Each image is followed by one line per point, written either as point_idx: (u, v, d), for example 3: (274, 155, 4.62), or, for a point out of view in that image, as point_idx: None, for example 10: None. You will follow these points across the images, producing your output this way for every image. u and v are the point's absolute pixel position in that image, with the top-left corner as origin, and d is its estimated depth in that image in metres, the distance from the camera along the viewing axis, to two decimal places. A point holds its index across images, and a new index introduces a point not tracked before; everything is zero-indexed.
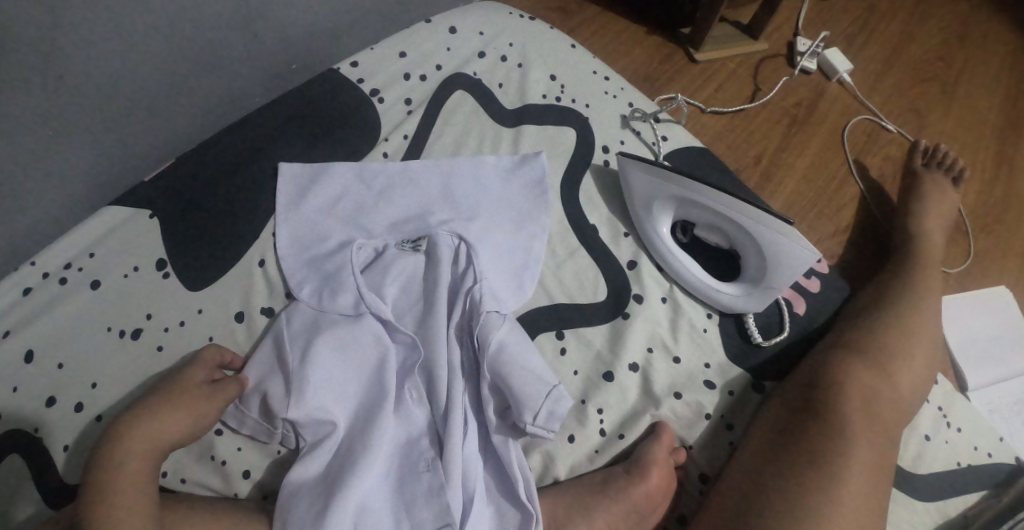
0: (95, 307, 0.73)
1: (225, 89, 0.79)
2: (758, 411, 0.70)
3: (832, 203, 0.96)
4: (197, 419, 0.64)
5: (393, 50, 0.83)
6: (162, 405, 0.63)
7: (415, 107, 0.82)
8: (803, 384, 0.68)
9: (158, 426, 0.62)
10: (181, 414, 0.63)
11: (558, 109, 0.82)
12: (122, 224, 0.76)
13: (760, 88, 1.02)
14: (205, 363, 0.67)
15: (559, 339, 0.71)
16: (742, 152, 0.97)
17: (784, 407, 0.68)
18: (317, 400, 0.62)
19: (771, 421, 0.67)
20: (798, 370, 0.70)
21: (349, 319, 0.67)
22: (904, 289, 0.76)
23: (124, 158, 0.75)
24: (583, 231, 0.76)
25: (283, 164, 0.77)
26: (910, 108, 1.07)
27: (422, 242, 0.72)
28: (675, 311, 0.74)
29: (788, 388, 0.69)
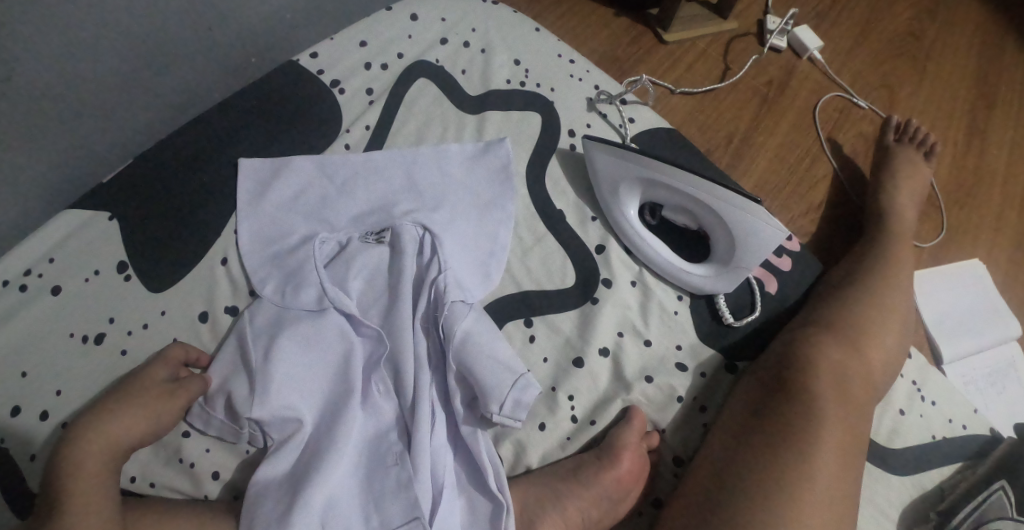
0: (57, 313, 0.71)
1: (182, 85, 0.77)
2: (731, 392, 0.69)
3: (804, 181, 0.95)
4: (157, 418, 0.64)
5: (353, 40, 0.82)
6: (122, 406, 0.62)
7: (376, 97, 0.80)
8: (774, 364, 0.67)
9: (117, 428, 0.61)
10: (141, 415, 0.63)
11: (523, 94, 0.81)
12: (81, 228, 0.74)
13: (730, 68, 1.01)
14: (167, 361, 0.66)
15: (528, 327, 0.70)
16: (712, 133, 0.96)
17: (755, 387, 0.67)
18: (281, 397, 0.61)
19: (743, 401, 0.67)
20: (770, 349, 0.70)
21: (313, 314, 0.66)
22: (875, 264, 0.75)
23: (81, 160, 0.74)
24: (551, 217, 0.75)
25: (243, 159, 0.76)
26: (880, 84, 1.07)
27: (386, 234, 0.71)
28: (645, 294, 0.73)
29: (759, 368, 0.68)
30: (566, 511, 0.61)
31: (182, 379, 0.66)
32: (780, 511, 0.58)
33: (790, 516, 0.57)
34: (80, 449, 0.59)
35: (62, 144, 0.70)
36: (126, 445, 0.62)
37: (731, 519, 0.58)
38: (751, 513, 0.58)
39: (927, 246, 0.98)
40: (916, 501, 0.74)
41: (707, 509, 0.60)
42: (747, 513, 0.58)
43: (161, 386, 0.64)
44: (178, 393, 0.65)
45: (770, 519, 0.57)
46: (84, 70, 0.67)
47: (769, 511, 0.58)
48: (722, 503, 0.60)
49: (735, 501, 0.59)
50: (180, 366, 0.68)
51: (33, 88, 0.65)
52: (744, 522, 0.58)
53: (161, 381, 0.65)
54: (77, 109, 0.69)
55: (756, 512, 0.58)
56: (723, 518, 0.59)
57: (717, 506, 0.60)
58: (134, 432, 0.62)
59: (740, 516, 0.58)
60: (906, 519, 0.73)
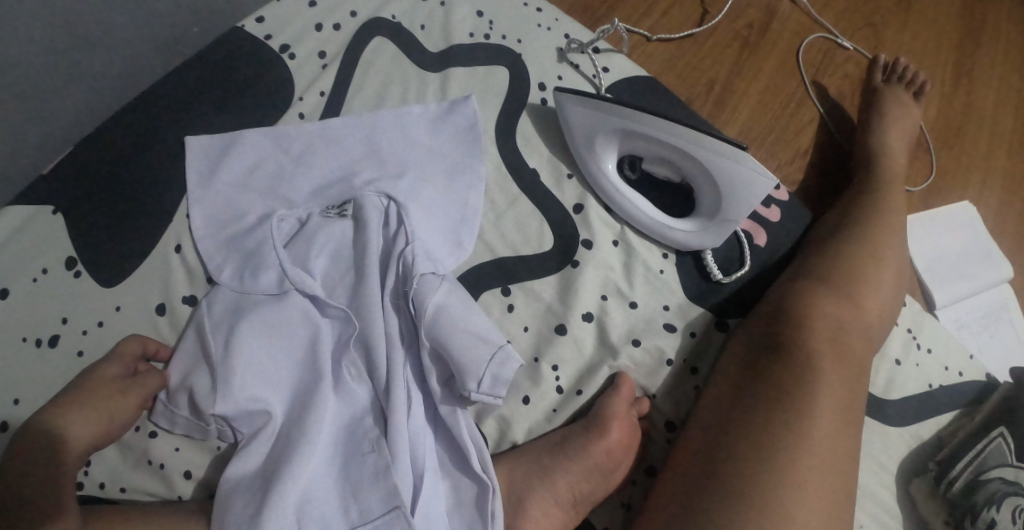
0: (6, 316, 0.67)
1: (119, 62, 0.71)
2: (722, 353, 0.66)
3: (789, 126, 0.91)
4: (112, 418, 0.60)
5: (301, 1, 0.76)
6: (75, 408, 0.59)
7: (330, 60, 0.74)
8: (766, 320, 0.64)
9: (72, 431, 0.58)
10: (95, 416, 0.59)
11: (487, 48, 0.75)
12: (24, 225, 0.70)
13: (709, 11, 0.96)
14: (121, 357, 0.62)
15: (505, 296, 0.66)
16: (691, 82, 0.92)
17: (747, 346, 0.64)
18: (246, 387, 0.57)
19: (735, 361, 0.63)
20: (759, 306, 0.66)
21: (273, 297, 0.61)
22: (868, 211, 0.72)
23: (18, 148, 0.68)
24: (524, 178, 0.70)
25: (191, 137, 0.71)
26: (864, 23, 1.02)
27: (348, 206, 0.66)
28: (628, 253, 0.69)
29: (750, 326, 0.65)
30: (556, 487, 0.58)
31: (140, 374, 0.62)
32: (781, 473, 0.55)
33: (792, 476, 0.55)
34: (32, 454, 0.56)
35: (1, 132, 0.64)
36: (78, 447, 0.59)
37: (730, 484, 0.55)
38: (752, 478, 0.55)
39: (919, 190, 0.95)
40: (914, 451, 0.72)
41: (704, 476, 0.57)
42: (746, 477, 0.55)
43: (115, 383, 0.60)
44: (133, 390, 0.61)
45: (773, 482, 0.54)
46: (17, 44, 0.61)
47: (771, 474, 0.55)
48: (719, 469, 0.57)
49: (733, 467, 0.56)
50: (138, 359, 0.64)
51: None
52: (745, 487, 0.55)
53: (115, 378, 0.61)
54: (15, 89, 0.63)
55: (757, 476, 0.55)
56: (722, 484, 0.56)
57: (714, 472, 0.57)
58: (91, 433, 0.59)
59: (741, 481, 0.55)
60: (905, 471, 0.71)
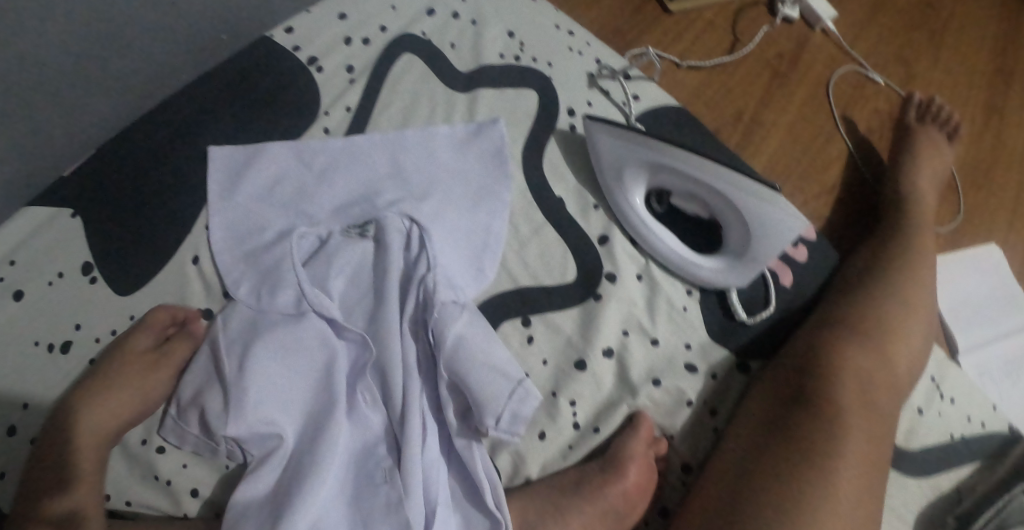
0: (21, 319, 0.67)
1: (145, 67, 0.70)
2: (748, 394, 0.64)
3: (817, 161, 0.90)
4: (145, 388, 0.63)
5: (331, 13, 0.76)
6: (112, 378, 0.62)
7: (357, 75, 0.73)
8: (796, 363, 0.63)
9: (107, 402, 0.61)
10: (129, 386, 0.62)
11: (518, 69, 0.74)
12: (43, 226, 0.69)
13: (740, 39, 0.95)
14: (150, 326, 0.64)
15: (525, 327, 0.65)
16: (721, 110, 0.90)
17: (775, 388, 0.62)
18: (261, 412, 0.56)
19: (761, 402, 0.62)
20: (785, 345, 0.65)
21: (291, 318, 0.61)
22: (899, 256, 0.71)
23: (41, 149, 0.67)
24: (550, 206, 0.69)
25: (214, 147, 0.70)
26: (896, 57, 1.01)
27: (370, 226, 0.65)
28: (652, 289, 0.68)
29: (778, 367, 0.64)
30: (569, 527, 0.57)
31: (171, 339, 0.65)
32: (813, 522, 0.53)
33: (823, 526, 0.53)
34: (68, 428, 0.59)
35: (24, 133, 0.64)
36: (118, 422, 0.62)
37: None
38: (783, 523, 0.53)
39: (948, 231, 0.93)
40: (933, 504, 0.71)
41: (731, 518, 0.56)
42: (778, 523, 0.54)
43: (147, 353, 0.63)
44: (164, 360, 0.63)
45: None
46: (47, 46, 0.60)
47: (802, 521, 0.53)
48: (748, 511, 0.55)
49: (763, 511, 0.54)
50: (168, 326, 0.66)
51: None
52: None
53: (146, 348, 0.63)
54: (41, 91, 0.62)
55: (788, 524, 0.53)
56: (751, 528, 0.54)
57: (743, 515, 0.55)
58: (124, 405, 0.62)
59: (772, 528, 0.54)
60: (923, 524, 0.70)
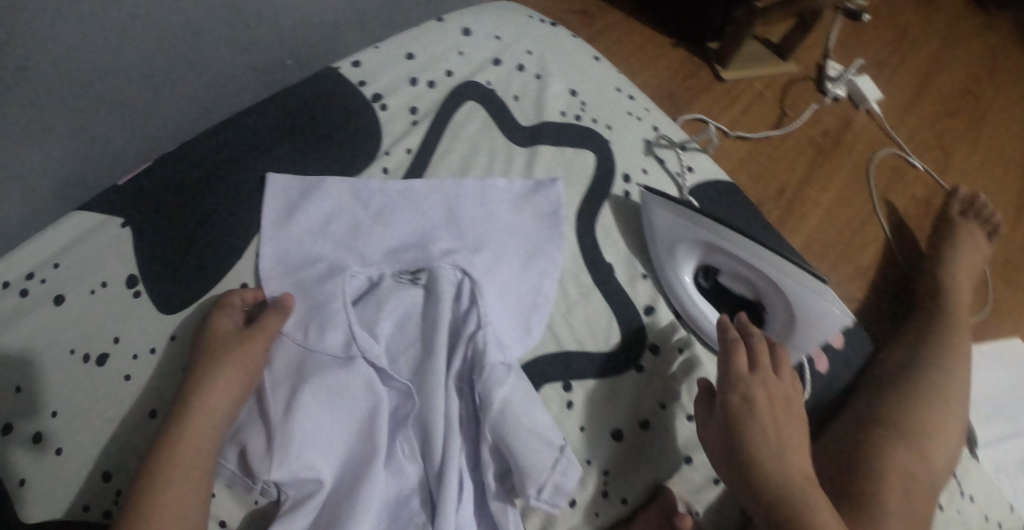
0: (60, 325, 0.65)
1: (210, 84, 0.71)
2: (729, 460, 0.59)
3: (853, 243, 0.91)
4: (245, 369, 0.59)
5: (400, 51, 0.76)
6: (212, 361, 0.59)
7: (420, 117, 0.74)
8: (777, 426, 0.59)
9: (214, 383, 0.57)
10: (236, 366, 0.58)
11: (578, 129, 0.75)
12: (90, 233, 0.68)
13: (787, 114, 0.96)
14: (228, 307, 0.63)
15: (566, 392, 0.65)
16: (765, 182, 0.91)
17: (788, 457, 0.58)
18: (305, 456, 0.57)
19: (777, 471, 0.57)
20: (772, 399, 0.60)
21: (339, 361, 0.61)
22: (932, 356, 0.77)
23: (96, 156, 0.67)
24: (599, 271, 0.70)
25: (272, 174, 0.70)
26: (936, 145, 1.02)
27: (421, 274, 0.66)
28: (692, 365, 0.68)
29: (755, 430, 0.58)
30: None
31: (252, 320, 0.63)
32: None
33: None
34: (178, 419, 0.55)
35: (76, 139, 0.64)
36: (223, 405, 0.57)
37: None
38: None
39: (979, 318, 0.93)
40: None
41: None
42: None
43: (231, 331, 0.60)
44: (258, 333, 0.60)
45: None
46: (108, 57, 0.61)
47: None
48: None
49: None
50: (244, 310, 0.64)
51: (54, 66, 0.58)
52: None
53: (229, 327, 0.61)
54: (102, 96, 0.63)
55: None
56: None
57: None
58: (237, 386, 0.58)
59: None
60: None
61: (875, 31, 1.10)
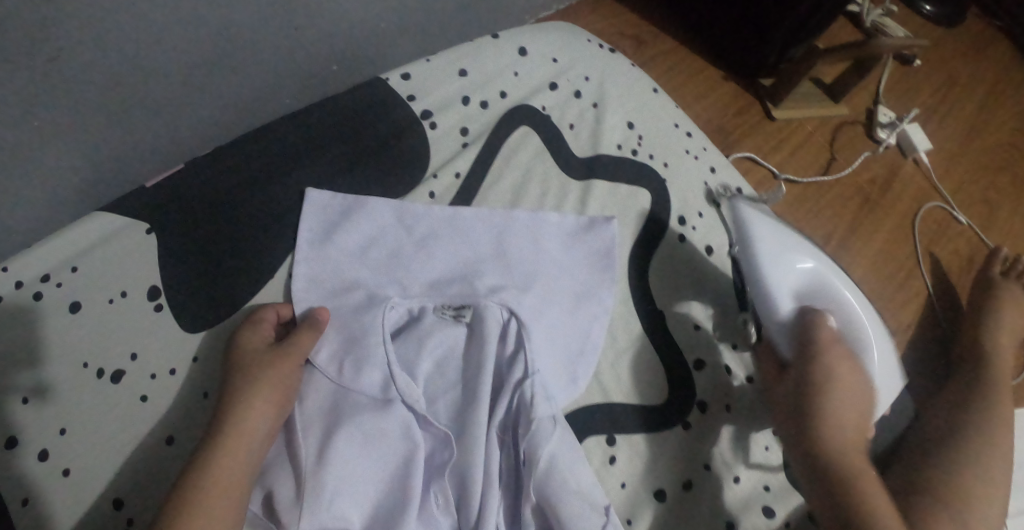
0: (74, 335, 0.60)
1: (254, 88, 0.66)
2: (795, 394, 0.63)
3: (895, 298, 0.87)
4: (281, 392, 0.56)
5: (453, 67, 0.72)
6: (242, 380, 0.55)
7: (472, 139, 0.72)
8: (847, 377, 0.63)
9: (245, 404, 0.54)
10: (267, 385, 0.55)
11: (633, 164, 0.75)
12: (112, 236, 0.63)
13: (836, 159, 0.93)
14: (261, 323, 0.59)
15: (610, 446, 0.62)
16: (811, 229, 0.88)
17: (847, 400, 0.62)
18: (339, 505, 0.54)
19: (829, 407, 0.61)
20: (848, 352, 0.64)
21: (377, 403, 0.59)
22: (978, 418, 0.71)
23: (125, 158, 0.63)
24: (649, 316, 0.69)
25: (311, 190, 0.66)
26: (981, 199, 0.97)
27: (466, 311, 0.64)
28: (740, 423, 0.67)
29: (827, 370, 0.63)
30: None
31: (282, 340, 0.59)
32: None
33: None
34: (209, 444, 0.51)
35: (105, 139, 0.60)
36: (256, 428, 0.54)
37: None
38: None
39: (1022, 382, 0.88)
40: None
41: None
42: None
43: (262, 351, 0.57)
44: (291, 353, 0.57)
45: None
46: (147, 57, 0.56)
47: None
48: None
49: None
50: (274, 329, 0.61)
51: (93, 60, 0.54)
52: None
53: (260, 346, 0.58)
54: (141, 93, 0.59)
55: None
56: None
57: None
58: (270, 409, 0.55)
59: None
60: None
61: (927, 72, 1.04)
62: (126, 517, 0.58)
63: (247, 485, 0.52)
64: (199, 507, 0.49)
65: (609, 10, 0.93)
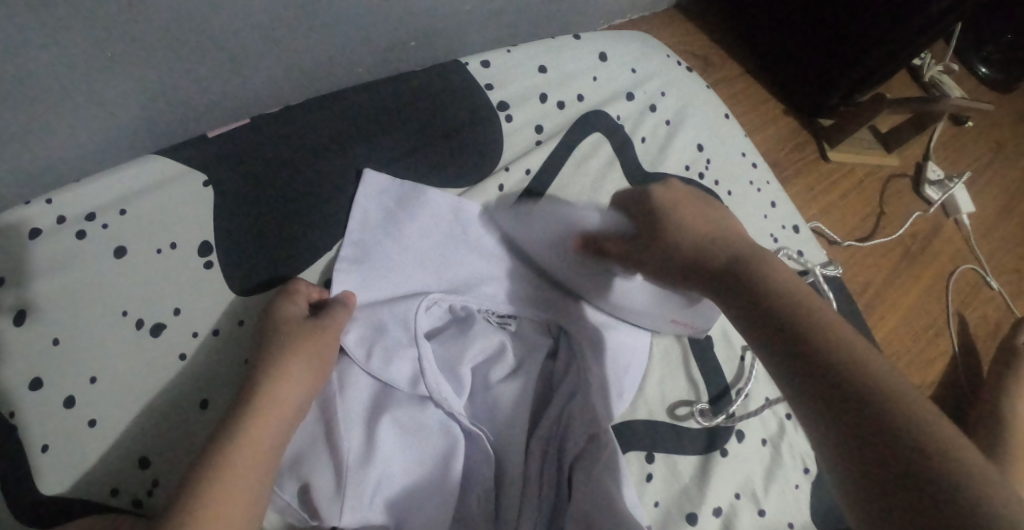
0: (115, 279, 0.58)
1: (337, 53, 0.64)
2: (637, 245, 0.58)
3: (923, 352, 0.87)
4: (317, 377, 0.54)
5: (534, 63, 0.72)
6: (278, 357, 0.53)
7: (545, 137, 0.71)
8: (702, 219, 0.56)
9: (282, 382, 0.51)
10: (301, 365, 0.53)
11: (699, 186, 0.74)
12: (165, 183, 0.60)
13: (885, 210, 0.93)
14: (297, 295, 0.57)
15: (648, 462, 0.62)
16: (851, 274, 0.88)
17: (724, 231, 0.55)
18: (377, 506, 0.54)
19: (728, 242, 0.54)
20: (698, 198, 0.58)
21: (413, 399, 0.58)
22: None
23: (191, 106, 0.60)
24: (700, 343, 0.69)
25: (369, 170, 0.65)
26: (1013, 267, 0.98)
27: (509, 323, 0.65)
28: (774, 460, 0.67)
29: (679, 209, 0.56)
30: None
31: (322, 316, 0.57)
32: (911, 432, 0.40)
33: (930, 455, 0.39)
34: (239, 419, 0.49)
35: (174, 85, 0.56)
36: (291, 409, 0.51)
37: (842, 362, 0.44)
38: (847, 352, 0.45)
39: None
40: None
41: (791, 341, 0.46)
42: (833, 344, 0.45)
43: (305, 326, 0.55)
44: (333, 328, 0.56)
45: (918, 449, 0.39)
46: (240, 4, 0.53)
47: (894, 416, 0.41)
48: (816, 329, 0.46)
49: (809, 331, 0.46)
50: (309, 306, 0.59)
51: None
52: (858, 388, 0.43)
53: (302, 322, 0.55)
54: (224, 41, 0.55)
55: (885, 400, 0.42)
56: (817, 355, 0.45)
57: (812, 334, 0.46)
58: (304, 393, 0.52)
59: (852, 385, 0.43)
60: None
61: (976, 134, 1.05)
62: (152, 477, 0.56)
63: (274, 474, 0.50)
64: (218, 479, 0.46)
65: (683, 27, 0.93)
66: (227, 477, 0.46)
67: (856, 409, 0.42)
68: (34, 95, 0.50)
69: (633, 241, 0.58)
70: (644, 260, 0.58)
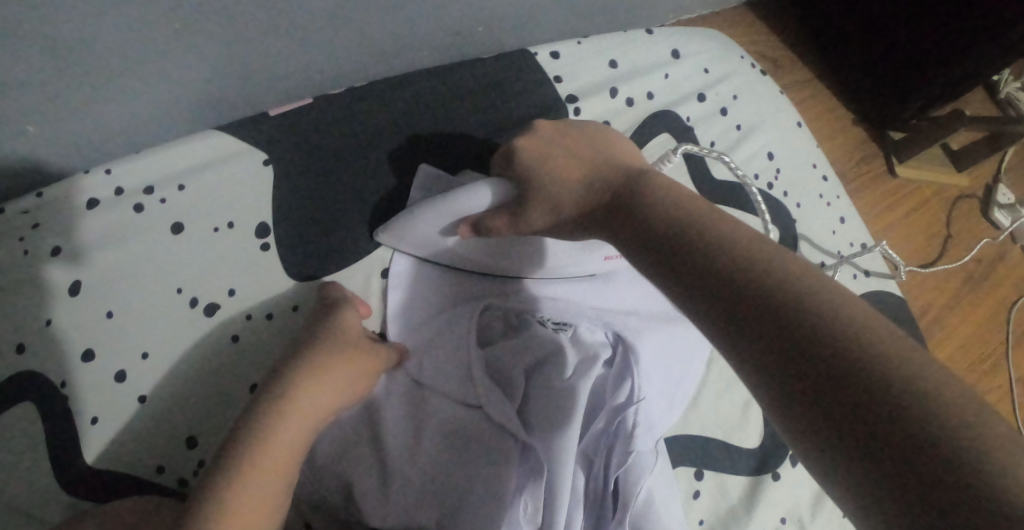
0: (171, 255, 0.57)
1: (407, 36, 0.63)
2: (515, 216, 0.49)
3: (982, 383, 0.84)
4: (353, 384, 0.52)
5: (605, 56, 0.70)
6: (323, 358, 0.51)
7: (613, 135, 0.68)
8: (577, 161, 0.48)
9: (320, 384, 0.49)
10: (341, 371, 0.51)
11: (767, 196, 0.72)
12: (225, 161, 0.59)
13: (952, 232, 0.90)
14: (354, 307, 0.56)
15: (696, 480, 0.60)
16: (912, 296, 0.85)
17: (601, 162, 0.48)
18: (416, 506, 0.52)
19: (609, 176, 0.47)
20: (568, 139, 0.50)
21: (462, 403, 0.56)
22: None
23: (257, 82, 0.58)
24: None
25: (424, 165, 0.63)
26: None
27: (565, 327, 0.59)
28: (824, 488, 0.65)
29: (547, 160, 0.48)
30: None
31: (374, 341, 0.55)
32: (962, 448, 0.29)
33: (987, 482, 0.28)
34: (273, 408, 0.47)
35: (242, 58, 0.55)
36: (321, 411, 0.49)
37: (827, 345, 0.33)
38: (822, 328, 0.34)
39: None
40: None
41: (760, 328, 0.35)
42: (738, 268, 0.37)
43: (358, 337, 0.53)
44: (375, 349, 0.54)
45: (956, 445, 0.29)
46: None
47: (925, 431, 0.30)
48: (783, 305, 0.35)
49: (702, 254, 0.39)
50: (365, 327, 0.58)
51: None
52: (865, 384, 0.32)
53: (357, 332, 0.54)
54: (300, 18, 0.54)
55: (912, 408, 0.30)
56: (805, 366, 0.33)
57: (778, 310, 0.35)
58: (338, 397, 0.51)
59: (864, 395, 0.31)
60: None
61: None
62: (198, 458, 0.55)
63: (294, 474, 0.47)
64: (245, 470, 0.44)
65: (754, 27, 0.90)
66: (276, 436, 0.46)
67: (858, 406, 0.31)
68: (108, 59, 0.48)
69: (518, 207, 0.49)
70: (525, 225, 0.49)
